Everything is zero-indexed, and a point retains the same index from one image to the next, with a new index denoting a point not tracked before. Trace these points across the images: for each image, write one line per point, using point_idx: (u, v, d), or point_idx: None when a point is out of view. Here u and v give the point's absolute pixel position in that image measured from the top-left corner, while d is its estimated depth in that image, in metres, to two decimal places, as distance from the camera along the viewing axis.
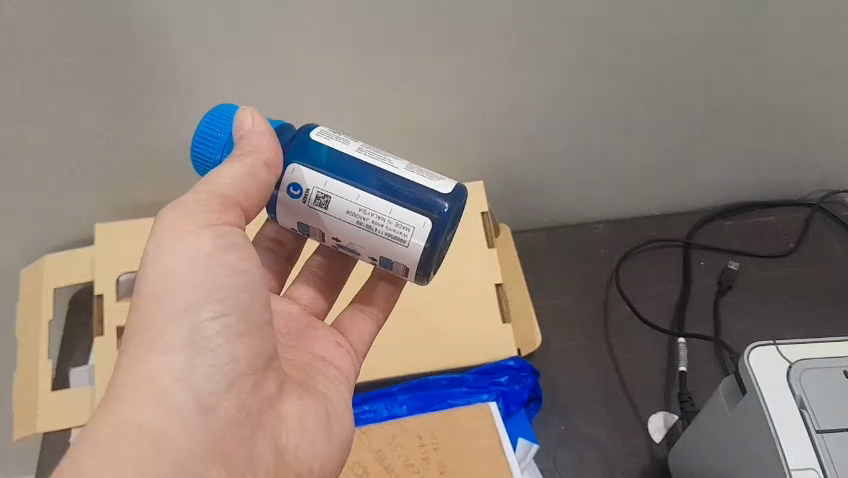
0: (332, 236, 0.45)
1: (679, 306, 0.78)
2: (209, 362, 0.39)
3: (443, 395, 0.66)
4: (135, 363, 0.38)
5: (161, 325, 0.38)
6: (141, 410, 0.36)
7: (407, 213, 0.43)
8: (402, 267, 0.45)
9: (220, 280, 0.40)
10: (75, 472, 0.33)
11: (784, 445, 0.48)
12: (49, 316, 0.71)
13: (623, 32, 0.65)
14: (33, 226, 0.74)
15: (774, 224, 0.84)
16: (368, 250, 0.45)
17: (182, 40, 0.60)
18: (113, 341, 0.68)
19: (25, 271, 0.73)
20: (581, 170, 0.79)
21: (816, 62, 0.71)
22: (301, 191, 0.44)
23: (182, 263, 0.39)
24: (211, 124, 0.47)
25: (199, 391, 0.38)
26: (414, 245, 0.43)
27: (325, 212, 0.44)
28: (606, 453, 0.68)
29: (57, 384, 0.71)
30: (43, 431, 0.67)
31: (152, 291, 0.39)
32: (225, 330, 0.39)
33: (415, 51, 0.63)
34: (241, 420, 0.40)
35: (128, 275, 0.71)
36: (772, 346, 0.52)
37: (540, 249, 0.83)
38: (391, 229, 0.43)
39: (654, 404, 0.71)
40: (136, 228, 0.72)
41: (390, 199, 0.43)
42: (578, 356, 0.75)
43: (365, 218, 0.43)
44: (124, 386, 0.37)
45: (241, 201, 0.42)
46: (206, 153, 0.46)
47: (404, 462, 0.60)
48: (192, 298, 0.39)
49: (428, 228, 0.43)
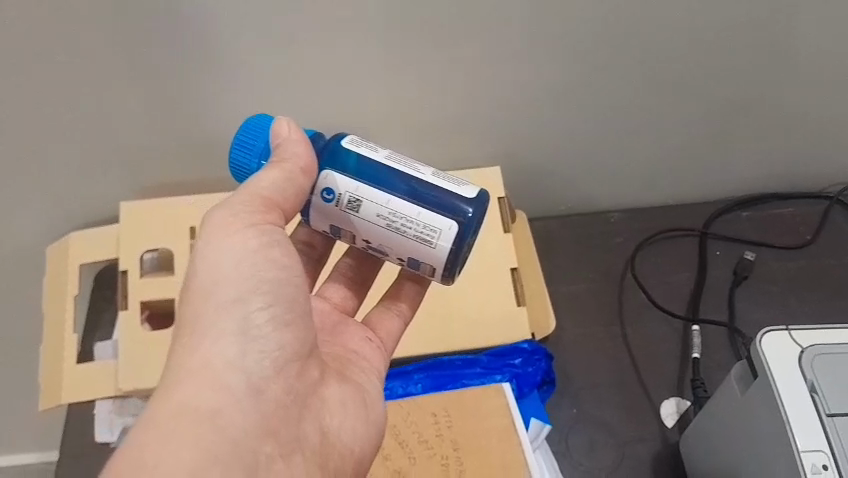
0: (363, 238, 0.48)
1: (695, 292, 0.78)
2: (258, 348, 0.44)
3: (457, 376, 0.68)
4: (190, 350, 0.43)
5: (214, 314, 0.44)
6: (200, 392, 0.42)
7: (435, 216, 0.46)
8: (428, 269, 0.48)
9: (266, 275, 0.45)
10: (147, 444, 0.38)
11: (794, 428, 0.48)
12: (75, 291, 0.74)
13: (622, 34, 0.68)
14: (45, 213, 0.77)
15: (793, 216, 0.83)
16: (396, 252, 0.48)
17: (177, 44, 0.64)
18: (137, 316, 0.70)
19: (54, 248, 0.76)
20: (589, 163, 0.80)
21: (811, 64, 0.73)
22: (335, 196, 0.47)
23: (230, 260, 0.45)
24: (249, 133, 0.49)
25: (251, 374, 0.44)
26: (440, 247, 0.46)
27: (356, 215, 0.47)
28: (618, 437, 0.69)
29: (82, 356, 0.74)
30: (68, 402, 0.70)
31: (204, 285, 0.44)
32: (272, 319, 0.45)
33: (407, 50, 0.67)
34: (287, 401, 0.46)
35: (152, 254, 0.74)
36: (784, 330, 0.53)
37: (554, 237, 0.83)
38: (419, 231, 0.46)
39: (667, 391, 0.71)
40: (158, 207, 0.73)
41: (417, 203, 0.46)
42: (591, 344, 0.75)
43: (394, 221, 0.46)
44: (181, 371, 0.42)
45: (283, 203, 0.46)
46: (245, 161, 0.49)
47: (418, 438, 0.62)
48: (241, 291, 0.44)
49: (454, 230, 0.46)
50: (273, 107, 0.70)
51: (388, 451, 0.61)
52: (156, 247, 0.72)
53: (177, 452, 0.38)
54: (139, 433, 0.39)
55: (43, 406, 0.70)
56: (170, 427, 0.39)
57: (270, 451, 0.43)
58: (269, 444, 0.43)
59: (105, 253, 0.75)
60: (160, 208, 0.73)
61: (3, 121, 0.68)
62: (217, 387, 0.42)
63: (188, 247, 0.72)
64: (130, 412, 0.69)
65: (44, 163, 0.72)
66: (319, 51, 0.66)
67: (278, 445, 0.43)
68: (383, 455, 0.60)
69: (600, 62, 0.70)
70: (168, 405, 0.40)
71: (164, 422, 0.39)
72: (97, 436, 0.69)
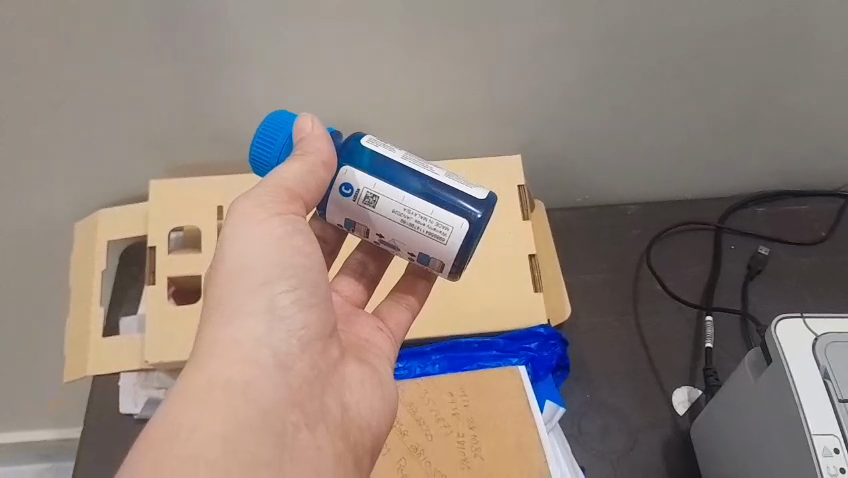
0: (377, 233, 0.49)
1: (710, 282, 0.79)
2: (283, 328, 0.46)
3: (473, 357, 0.69)
4: (216, 330, 0.45)
5: (242, 296, 0.45)
6: (229, 368, 0.43)
7: (447, 215, 0.47)
8: (437, 264, 0.49)
9: (290, 260, 0.46)
10: (181, 416, 0.40)
11: (806, 412, 0.50)
12: (103, 266, 0.76)
13: (617, 35, 0.70)
14: (70, 196, 0.81)
15: (808, 214, 0.84)
16: (408, 246, 0.49)
17: (176, 43, 0.67)
18: (163, 291, 0.72)
19: (83, 224, 0.78)
20: (597, 158, 0.82)
21: (802, 65, 0.74)
22: (353, 191, 0.48)
23: (256, 246, 0.46)
24: (271, 127, 0.50)
25: (278, 351, 0.45)
26: (450, 246, 0.48)
27: (373, 210, 0.48)
28: (630, 423, 0.70)
29: (108, 330, 0.75)
30: (94, 374, 0.71)
31: (231, 268, 0.46)
32: (297, 300, 0.46)
33: (402, 51, 0.70)
34: (311, 376, 0.47)
35: (177, 233, 0.76)
36: (799, 318, 0.54)
37: (571, 228, 0.84)
38: (432, 228, 0.48)
39: (679, 379, 0.73)
40: (186, 186, 0.75)
41: (431, 201, 0.47)
42: (606, 331, 0.76)
43: (408, 217, 0.48)
44: (208, 350, 0.44)
45: (306, 196, 0.47)
46: (266, 154, 0.50)
47: (435, 416, 0.64)
48: (266, 275, 0.46)
49: (464, 229, 0.47)
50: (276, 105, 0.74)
51: (406, 427, 0.63)
52: (182, 225, 0.74)
53: (209, 425, 0.40)
54: (174, 406, 0.41)
55: (67, 376, 0.72)
56: (201, 402, 0.41)
57: (296, 422, 0.45)
58: (295, 414, 0.45)
59: (132, 231, 0.77)
60: (188, 187, 0.75)
61: (11, 115, 0.72)
62: (245, 364, 0.44)
63: (213, 226, 0.74)
64: (154, 385, 0.71)
65: (60, 151, 0.76)
66: (337, 39, 0.68)
67: (303, 416, 0.45)
68: (401, 431, 0.63)
69: (609, 55, 0.72)
70: (197, 382, 0.42)
71: (194, 398, 0.41)
72: (121, 408, 0.70)
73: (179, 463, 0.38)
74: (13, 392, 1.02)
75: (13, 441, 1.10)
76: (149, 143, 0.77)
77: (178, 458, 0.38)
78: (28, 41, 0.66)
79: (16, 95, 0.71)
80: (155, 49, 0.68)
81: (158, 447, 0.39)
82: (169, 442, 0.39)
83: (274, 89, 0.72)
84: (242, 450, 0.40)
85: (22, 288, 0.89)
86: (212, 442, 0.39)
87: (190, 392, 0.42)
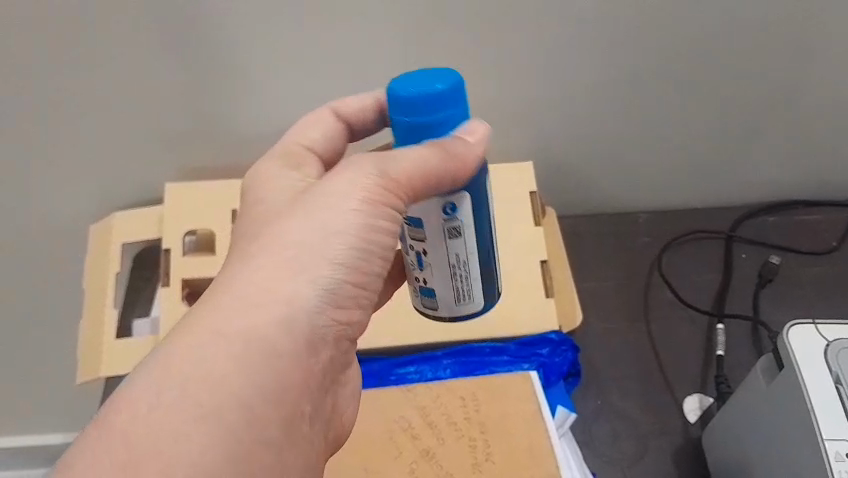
0: (423, 249, 0.46)
1: (720, 291, 0.79)
2: (332, 315, 0.40)
3: (485, 362, 0.70)
4: (269, 280, 0.39)
5: (310, 267, 0.40)
6: (268, 346, 0.37)
7: (479, 291, 0.48)
8: (433, 308, 0.48)
9: (360, 244, 0.42)
10: (192, 370, 0.35)
11: (818, 416, 0.50)
12: (117, 269, 0.76)
13: (617, 38, 0.71)
14: (86, 199, 0.82)
15: (817, 223, 0.85)
16: (428, 276, 0.47)
17: (178, 41, 0.68)
18: (177, 293, 0.72)
19: (99, 227, 0.79)
20: (605, 162, 0.82)
21: (806, 70, 0.75)
22: (453, 215, 0.45)
23: (337, 216, 0.41)
24: (447, 100, 0.41)
25: (317, 354, 0.40)
26: (455, 311, 0.49)
27: (445, 240, 0.45)
28: (640, 431, 0.70)
29: (122, 333, 0.76)
30: (106, 376, 0.72)
31: (311, 227, 0.41)
32: (347, 294, 0.41)
33: (406, 53, 0.71)
34: (326, 385, 0.41)
35: (190, 236, 0.76)
36: (811, 324, 0.55)
37: (582, 235, 0.86)
38: (461, 290, 0.47)
39: (689, 387, 0.73)
40: (201, 190, 0.77)
41: (480, 272, 0.48)
42: (618, 338, 0.77)
43: (458, 269, 0.47)
44: (249, 300, 0.38)
45: (407, 185, 0.42)
46: (413, 114, 0.42)
47: (447, 420, 0.64)
48: (336, 251, 0.41)
49: (475, 306, 0.49)
50: (283, 105, 0.74)
51: (417, 430, 0.63)
52: (194, 228, 0.75)
53: (214, 375, 0.35)
54: (189, 356, 0.35)
55: (81, 377, 0.72)
56: (219, 352, 0.36)
57: (305, 409, 0.39)
58: (306, 402, 0.39)
59: (143, 234, 0.77)
60: (204, 190, 0.77)
61: (23, 117, 0.74)
62: (286, 333, 0.38)
63: (227, 230, 0.75)
64: None
65: (73, 153, 0.77)
66: (341, 40, 0.69)
67: (311, 403, 0.39)
68: (413, 435, 0.63)
69: (610, 57, 0.72)
70: (226, 326, 0.37)
71: (212, 341, 0.36)
72: None
73: (170, 416, 0.33)
74: (25, 394, 1.03)
75: (23, 445, 1.10)
76: (160, 147, 0.78)
77: (173, 413, 0.33)
78: (37, 41, 0.68)
79: (28, 95, 0.72)
80: (159, 49, 0.69)
81: (156, 392, 0.34)
82: (171, 387, 0.34)
83: (281, 88, 0.73)
84: (244, 424, 0.35)
85: (36, 290, 0.90)
86: (214, 404, 0.34)
87: (208, 335, 0.36)
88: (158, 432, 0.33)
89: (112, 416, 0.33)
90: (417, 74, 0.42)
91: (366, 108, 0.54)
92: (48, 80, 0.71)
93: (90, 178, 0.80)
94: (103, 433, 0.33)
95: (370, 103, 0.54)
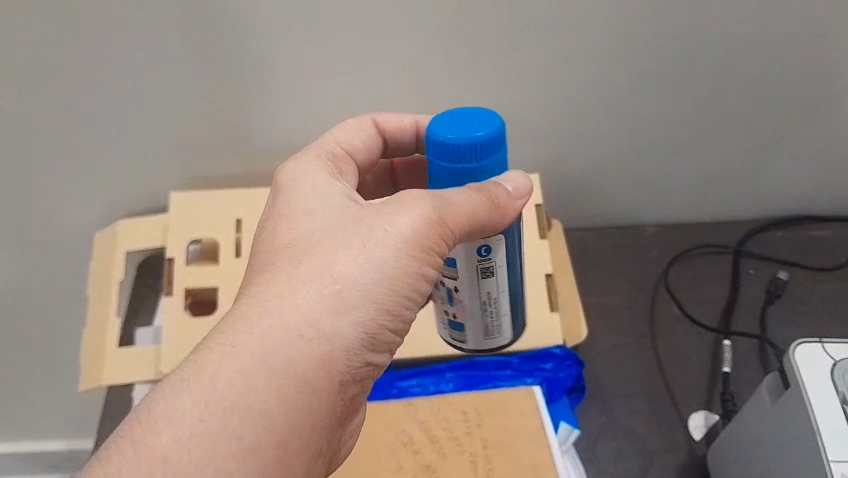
0: (455, 285, 0.49)
1: (728, 305, 0.79)
2: (367, 357, 0.41)
3: (488, 377, 0.70)
4: (316, 312, 0.40)
5: (355, 302, 0.41)
6: (302, 389, 0.38)
7: (506, 323, 0.53)
8: (463, 342, 0.53)
9: (402, 284, 0.43)
10: (223, 400, 0.36)
11: (825, 439, 0.49)
12: (120, 276, 0.76)
13: (623, 51, 0.70)
14: (91, 207, 0.82)
15: (825, 239, 0.85)
16: (457, 310, 0.51)
17: (180, 46, 0.68)
18: (181, 302, 0.72)
19: (103, 236, 0.79)
20: (611, 175, 0.82)
21: (814, 83, 0.74)
22: (488, 256, 0.48)
23: (384, 252, 0.42)
24: (487, 146, 0.44)
25: (342, 396, 0.41)
26: (484, 345, 0.53)
27: (479, 278, 0.49)
28: (646, 447, 0.68)
29: (124, 342, 0.76)
30: (108, 385, 0.71)
31: (362, 264, 0.42)
32: (382, 337, 0.42)
33: (411, 62, 0.70)
34: (342, 423, 0.42)
35: (195, 245, 0.77)
36: (817, 343, 0.54)
37: (589, 248, 0.85)
38: (490, 324, 0.52)
39: (695, 403, 0.72)
40: (205, 199, 0.77)
41: (508, 306, 0.52)
42: (624, 352, 0.76)
43: (488, 305, 0.50)
44: (299, 331, 0.39)
45: (453, 228, 0.44)
46: (455, 156, 0.44)
47: (448, 435, 0.63)
48: (379, 288, 0.42)
49: (504, 341, 0.54)
50: (288, 113, 0.74)
51: (419, 445, 0.63)
52: (197, 237, 0.75)
53: (251, 403, 0.36)
54: (224, 386, 0.37)
55: (82, 386, 0.72)
56: (260, 382, 0.37)
57: (322, 450, 0.40)
58: (325, 441, 0.40)
59: (148, 241, 0.78)
60: (210, 199, 0.77)
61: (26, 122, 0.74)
62: (325, 371, 0.39)
63: (230, 239, 0.75)
64: None
65: (76, 158, 0.77)
66: (346, 48, 0.69)
67: (327, 443, 0.40)
68: (414, 450, 0.62)
69: (613, 65, 0.71)
70: (272, 352, 0.38)
71: (255, 367, 0.37)
72: None
73: (208, 448, 0.35)
74: (28, 402, 1.03)
75: (27, 451, 1.10)
76: (166, 156, 0.78)
77: (210, 440, 0.35)
78: (40, 48, 0.68)
79: (30, 100, 0.72)
80: (156, 52, 0.68)
81: (195, 417, 0.36)
82: (211, 415, 0.36)
83: (286, 98, 0.73)
84: (274, 459, 0.36)
85: (40, 296, 0.91)
86: (252, 435, 0.36)
87: (254, 360, 0.38)
88: (194, 463, 0.34)
89: (152, 438, 0.35)
90: (457, 120, 0.45)
91: (405, 128, 0.59)
92: (49, 83, 0.70)
93: (93, 184, 0.80)
94: (142, 455, 0.35)
95: (409, 124, 0.59)
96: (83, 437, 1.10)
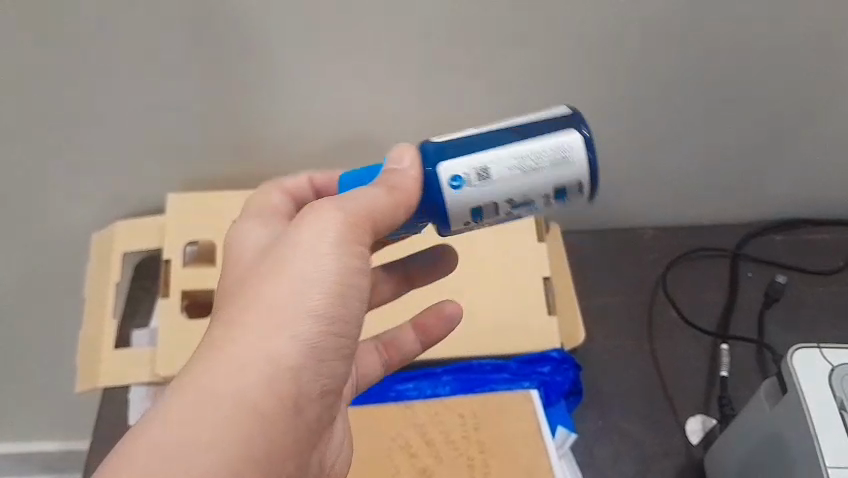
0: (507, 200, 0.44)
1: (725, 309, 0.79)
2: (315, 372, 0.41)
3: (486, 380, 0.70)
4: (250, 340, 0.40)
5: (292, 319, 0.41)
6: (252, 411, 0.38)
7: (556, 136, 0.44)
8: (580, 184, 0.45)
9: (340, 295, 0.43)
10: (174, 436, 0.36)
11: (823, 444, 0.49)
12: (117, 277, 0.76)
13: (623, 53, 0.70)
14: (87, 207, 0.82)
15: (823, 242, 0.85)
16: (537, 196, 0.44)
17: (178, 46, 0.68)
18: (177, 304, 0.72)
19: (99, 236, 0.79)
20: (611, 177, 0.82)
21: (814, 85, 0.74)
22: (463, 178, 0.43)
23: (308, 266, 0.42)
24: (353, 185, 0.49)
25: (299, 411, 0.41)
26: (581, 161, 0.44)
27: (493, 182, 0.43)
28: (643, 451, 0.68)
29: (120, 344, 0.76)
30: (104, 387, 0.71)
31: (293, 281, 0.41)
32: (329, 347, 0.42)
33: (410, 63, 0.70)
34: (308, 438, 0.42)
35: (192, 247, 0.77)
36: (815, 348, 0.54)
37: (588, 250, 0.85)
38: (553, 155, 0.43)
39: (692, 407, 0.72)
40: (203, 200, 0.77)
41: (530, 137, 0.44)
42: (623, 355, 0.76)
43: (527, 162, 0.43)
44: (244, 361, 0.39)
45: (372, 225, 0.44)
46: None
47: (445, 438, 0.63)
48: (314, 303, 0.41)
49: (581, 143, 0.44)
50: (286, 113, 0.74)
51: (415, 448, 0.63)
52: (195, 239, 0.75)
53: (200, 435, 0.36)
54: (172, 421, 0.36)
55: (78, 387, 0.72)
56: (209, 414, 0.37)
57: (285, 467, 0.40)
58: (287, 459, 0.40)
59: (144, 243, 0.78)
60: (208, 200, 0.77)
61: (23, 122, 0.73)
62: (272, 392, 0.39)
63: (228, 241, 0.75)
64: None
65: (72, 159, 0.77)
66: (345, 48, 0.68)
67: (290, 461, 0.41)
68: (411, 453, 0.62)
69: (612, 67, 0.71)
70: (220, 387, 0.38)
71: (204, 402, 0.37)
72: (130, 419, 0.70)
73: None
74: (24, 402, 1.03)
75: (20, 451, 1.10)
76: (163, 155, 0.77)
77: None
78: (37, 48, 0.67)
79: (27, 101, 0.71)
80: (155, 53, 0.68)
81: (145, 452, 0.35)
82: (162, 451, 0.35)
83: (284, 99, 0.73)
84: None
85: (36, 296, 0.90)
86: (207, 466, 0.36)
87: (204, 391, 0.37)
88: None
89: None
90: None
91: (301, 185, 0.55)
92: (46, 83, 0.70)
93: (90, 185, 0.80)
94: None
95: (303, 181, 0.55)
96: (80, 437, 1.10)
